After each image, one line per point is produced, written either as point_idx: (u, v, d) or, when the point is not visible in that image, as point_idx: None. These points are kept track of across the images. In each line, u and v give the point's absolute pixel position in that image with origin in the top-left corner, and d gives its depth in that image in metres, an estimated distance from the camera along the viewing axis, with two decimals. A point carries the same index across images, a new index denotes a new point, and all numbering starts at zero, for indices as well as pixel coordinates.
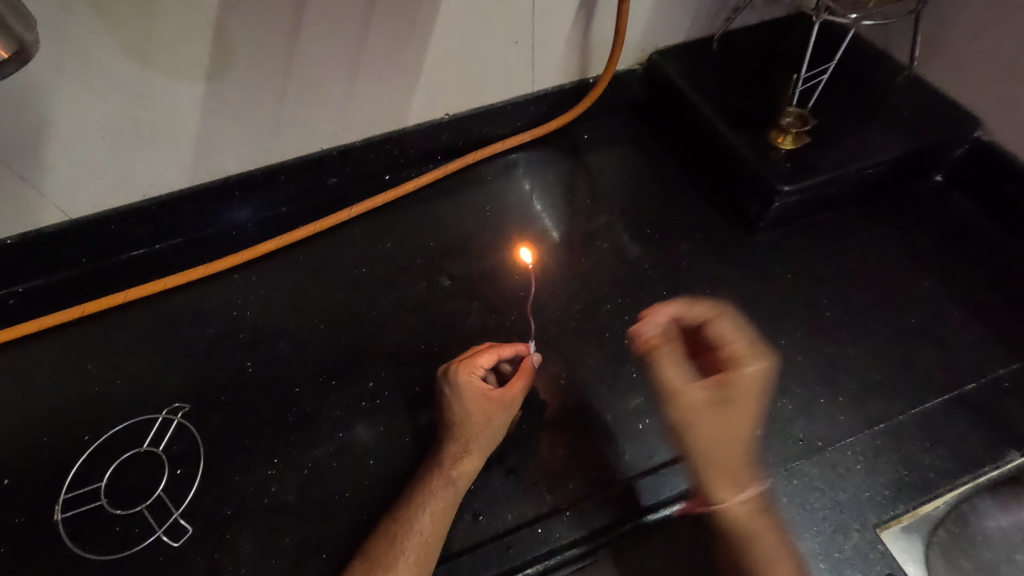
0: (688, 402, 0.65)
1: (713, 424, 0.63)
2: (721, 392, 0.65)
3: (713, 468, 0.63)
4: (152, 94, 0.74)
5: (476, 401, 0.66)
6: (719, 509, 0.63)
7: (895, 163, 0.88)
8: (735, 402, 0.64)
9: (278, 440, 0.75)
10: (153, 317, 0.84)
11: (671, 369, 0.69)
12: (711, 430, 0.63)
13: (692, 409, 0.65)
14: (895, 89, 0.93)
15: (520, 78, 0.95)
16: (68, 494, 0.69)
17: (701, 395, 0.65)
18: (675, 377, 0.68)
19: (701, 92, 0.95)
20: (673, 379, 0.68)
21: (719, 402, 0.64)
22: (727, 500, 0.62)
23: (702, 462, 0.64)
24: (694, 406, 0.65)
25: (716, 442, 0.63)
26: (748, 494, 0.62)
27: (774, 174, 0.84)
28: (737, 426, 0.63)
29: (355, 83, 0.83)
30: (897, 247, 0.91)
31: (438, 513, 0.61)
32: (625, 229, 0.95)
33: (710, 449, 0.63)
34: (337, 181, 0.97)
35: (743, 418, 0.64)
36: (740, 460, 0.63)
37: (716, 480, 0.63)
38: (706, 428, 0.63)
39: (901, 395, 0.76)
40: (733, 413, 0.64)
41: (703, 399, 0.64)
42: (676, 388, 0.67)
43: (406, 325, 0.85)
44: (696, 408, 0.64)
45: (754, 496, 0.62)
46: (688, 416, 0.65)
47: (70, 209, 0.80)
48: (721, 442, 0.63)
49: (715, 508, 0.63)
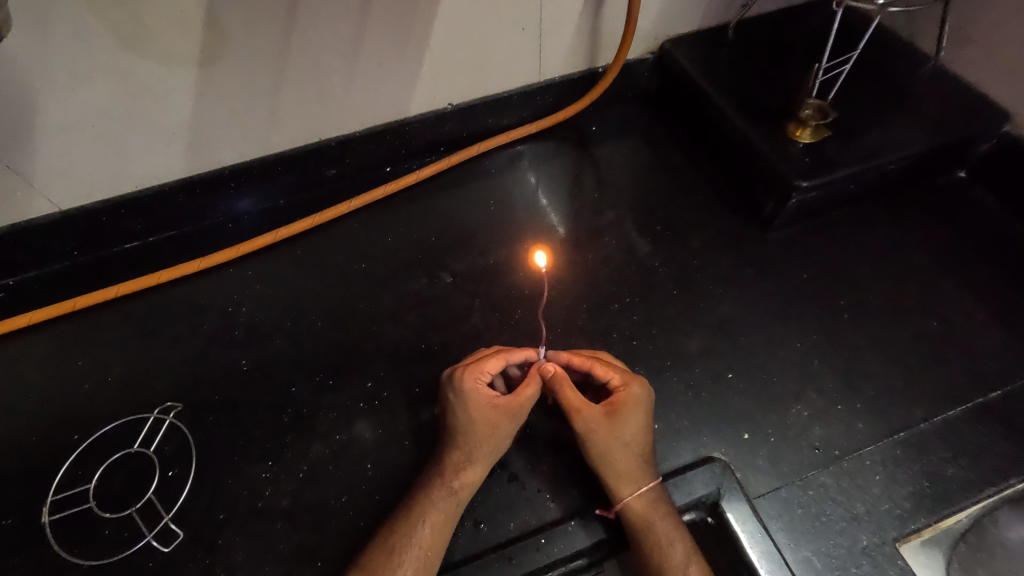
0: (585, 416, 0.64)
1: (609, 432, 0.63)
2: (611, 404, 0.64)
3: (611, 472, 0.63)
4: (143, 81, 0.70)
5: (481, 409, 0.63)
6: (620, 508, 0.63)
7: (918, 158, 0.84)
8: (623, 415, 0.64)
9: (273, 441, 0.72)
10: (146, 312, 0.82)
11: (564, 385, 0.65)
12: (607, 437, 0.63)
13: (587, 421, 0.64)
14: (920, 80, 0.88)
15: (526, 67, 0.92)
16: (56, 496, 0.67)
17: (598, 408, 0.64)
18: (569, 395, 0.65)
19: (715, 82, 0.91)
20: (567, 398, 0.65)
21: (608, 412, 0.64)
22: (626, 497, 0.63)
23: (598, 465, 0.64)
24: (589, 418, 0.64)
25: (605, 447, 0.63)
26: (645, 488, 0.63)
27: (792, 169, 0.80)
28: (623, 433, 0.63)
29: (355, 71, 0.80)
30: (918, 246, 0.87)
31: (438, 525, 0.59)
32: (634, 225, 0.91)
33: (601, 454, 0.64)
34: (336, 173, 0.93)
35: (631, 427, 0.64)
36: (634, 461, 0.63)
37: (613, 481, 0.63)
38: (601, 436, 0.63)
39: (923, 402, 0.73)
40: (621, 422, 0.63)
41: (598, 413, 0.64)
42: (570, 404, 0.65)
43: (406, 323, 0.82)
44: (593, 421, 0.64)
45: (653, 491, 0.63)
46: (580, 428, 0.64)
47: (60, 200, 0.78)
48: (612, 447, 0.63)
49: (615, 507, 0.63)
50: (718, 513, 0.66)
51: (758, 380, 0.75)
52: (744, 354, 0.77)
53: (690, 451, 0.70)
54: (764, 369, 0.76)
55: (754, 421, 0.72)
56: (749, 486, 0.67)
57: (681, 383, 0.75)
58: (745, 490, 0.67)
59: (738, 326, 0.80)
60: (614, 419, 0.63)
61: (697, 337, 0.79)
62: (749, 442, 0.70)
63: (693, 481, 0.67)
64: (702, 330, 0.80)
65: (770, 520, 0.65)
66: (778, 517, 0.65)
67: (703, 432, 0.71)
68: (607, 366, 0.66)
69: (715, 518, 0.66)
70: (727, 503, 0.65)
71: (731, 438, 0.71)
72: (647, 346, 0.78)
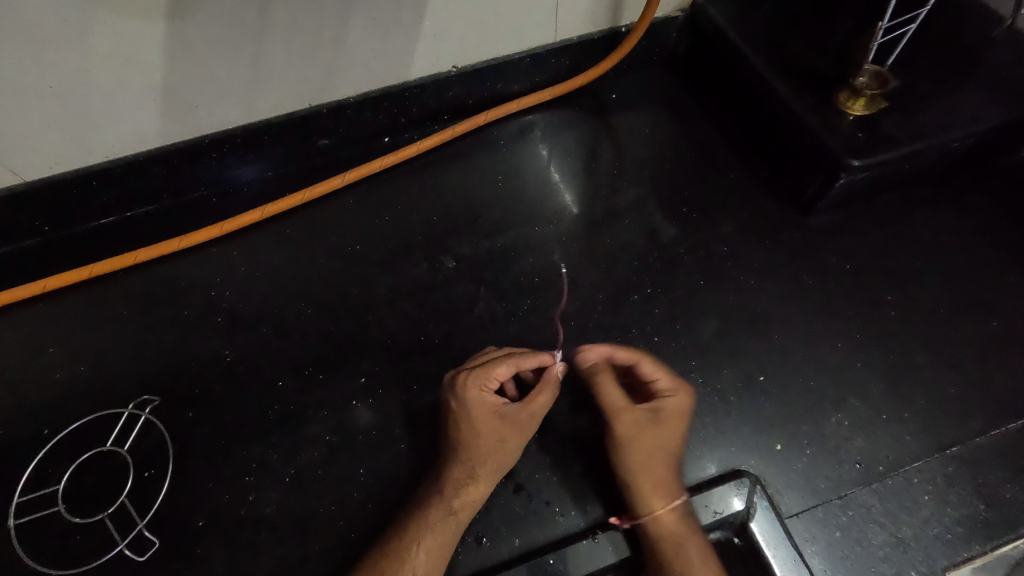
0: (628, 416, 0.60)
1: (653, 440, 0.58)
2: (653, 406, 0.60)
3: (643, 483, 0.58)
4: (105, 35, 0.61)
5: (486, 418, 0.58)
6: (644, 522, 0.57)
7: (986, 135, 0.74)
8: (668, 422, 0.59)
9: (257, 441, 0.66)
10: (121, 295, 0.75)
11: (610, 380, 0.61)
12: (649, 445, 0.58)
13: (630, 423, 0.59)
14: (997, 40, 0.76)
15: (541, 25, 0.81)
16: (21, 498, 0.62)
17: (642, 410, 0.60)
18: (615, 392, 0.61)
19: (754, 44, 0.80)
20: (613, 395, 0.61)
21: (651, 415, 0.59)
22: (653, 512, 0.56)
23: (629, 475, 0.59)
24: (633, 420, 0.59)
25: (643, 455, 0.58)
26: (676, 502, 0.57)
27: (843, 144, 0.70)
28: (665, 441, 0.59)
29: (348, 27, 0.70)
30: (976, 235, 0.77)
31: (435, 549, 0.54)
32: (658, 206, 0.82)
33: (637, 463, 0.58)
34: (329, 143, 0.85)
35: (673, 434, 0.59)
36: (669, 472, 0.58)
37: (644, 491, 0.57)
38: (641, 442, 0.59)
39: (979, 413, 0.65)
40: (665, 429, 0.59)
41: (642, 416, 0.59)
42: (616, 403, 0.60)
43: (403, 313, 0.74)
44: (636, 423, 0.59)
45: (683, 510, 0.57)
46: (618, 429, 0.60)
47: (23, 170, 0.69)
48: (651, 456, 0.58)
49: (638, 520, 0.57)
50: (746, 534, 0.59)
51: (794, 385, 0.67)
52: (779, 354, 0.70)
53: (716, 463, 0.63)
54: (801, 372, 0.68)
55: (788, 430, 0.65)
56: (783, 505, 0.61)
57: (707, 386, 0.67)
58: (776, 509, 0.60)
59: (771, 322, 0.72)
60: (657, 425, 0.59)
61: (725, 332, 0.71)
62: (782, 454, 0.63)
63: (720, 496, 0.60)
64: (731, 327, 0.72)
65: (804, 543, 0.59)
66: (813, 540, 0.59)
67: (731, 441, 0.64)
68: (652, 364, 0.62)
69: (743, 540, 0.60)
70: (756, 524, 0.59)
71: (762, 449, 0.64)
72: (670, 343, 0.71)
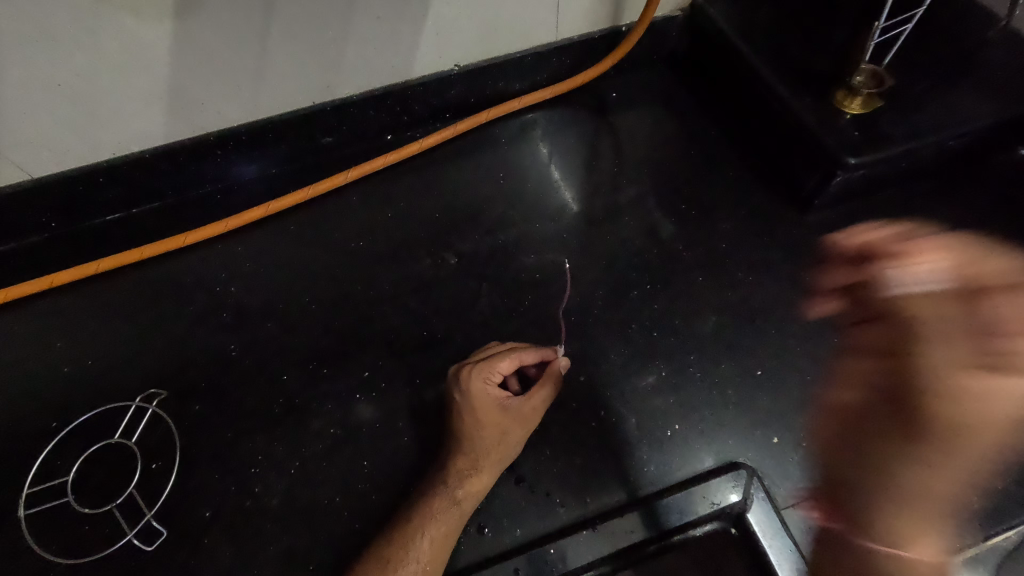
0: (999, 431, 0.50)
1: (944, 470, 0.50)
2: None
3: (912, 508, 0.52)
4: (114, 33, 0.62)
5: (490, 410, 0.59)
6: (900, 559, 0.52)
7: (981, 134, 0.75)
8: (958, 445, 0.50)
9: (262, 434, 0.67)
10: (128, 290, 0.76)
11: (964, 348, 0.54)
12: (945, 475, 0.50)
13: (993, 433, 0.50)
14: (993, 40, 0.77)
15: (543, 24, 0.82)
16: (31, 489, 0.63)
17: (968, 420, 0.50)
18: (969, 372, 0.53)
19: (753, 44, 0.81)
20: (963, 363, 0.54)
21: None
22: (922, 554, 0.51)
23: (919, 504, 0.52)
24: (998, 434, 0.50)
25: (927, 482, 0.51)
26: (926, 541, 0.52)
27: (839, 143, 0.71)
28: (949, 466, 0.50)
29: (352, 26, 0.71)
30: (971, 232, 0.78)
31: (439, 538, 0.55)
32: (657, 203, 0.83)
33: (926, 489, 0.51)
34: (333, 141, 0.86)
35: (959, 458, 0.50)
36: (927, 501, 0.52)
37: (912, 524, 0.52)
38: (952, 465, 0.50)
39: None
40: (956, 449, 0.50)
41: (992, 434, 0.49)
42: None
43: (406, 308, 0.75)
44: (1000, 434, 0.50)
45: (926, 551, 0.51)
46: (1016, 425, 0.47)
47: (31, 166, 0.70)
48: (925, 482, 0.52)
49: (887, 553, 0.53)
50: (743, 524, 0.61)
51: (791, 379, 0.69)
52: (776, 349, 0.71)
53: (713, 456, 0.64)
54: (798, 367, 0.69)
55: (785, 424, 0.66)
56: (779, 496, 0.62)
57: (706, 381, 0.69)
58: (773, 501, 0.62)
59: (768, 317, 0.73)
60: (957, 444, 0.50)
61: (723, 327, 0.72)
62: (778, 447, 0.65)
63: (716, 488, 0.62)
64: (729, 322, 0.73)
65: (799, 533, 0.60)
66: (808, 530, 0.61)
67: (729, 434, 0.65)
68: (984, 318, 0.55)
69: (739, 530, 0.61)
70: (753, 514, 0.61)
71: (759, 442, 0.65)
72: (669, 338, 0.72)
